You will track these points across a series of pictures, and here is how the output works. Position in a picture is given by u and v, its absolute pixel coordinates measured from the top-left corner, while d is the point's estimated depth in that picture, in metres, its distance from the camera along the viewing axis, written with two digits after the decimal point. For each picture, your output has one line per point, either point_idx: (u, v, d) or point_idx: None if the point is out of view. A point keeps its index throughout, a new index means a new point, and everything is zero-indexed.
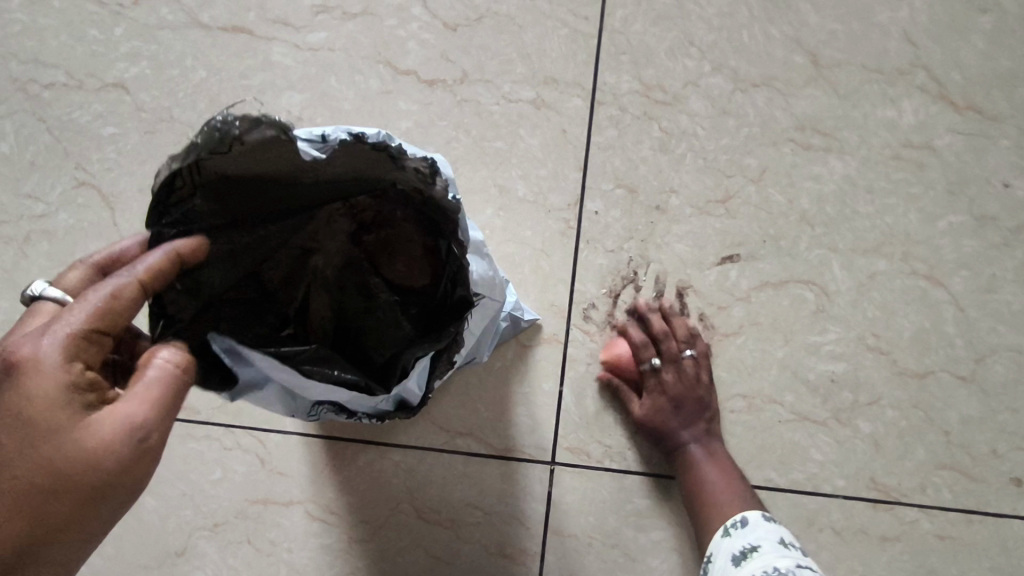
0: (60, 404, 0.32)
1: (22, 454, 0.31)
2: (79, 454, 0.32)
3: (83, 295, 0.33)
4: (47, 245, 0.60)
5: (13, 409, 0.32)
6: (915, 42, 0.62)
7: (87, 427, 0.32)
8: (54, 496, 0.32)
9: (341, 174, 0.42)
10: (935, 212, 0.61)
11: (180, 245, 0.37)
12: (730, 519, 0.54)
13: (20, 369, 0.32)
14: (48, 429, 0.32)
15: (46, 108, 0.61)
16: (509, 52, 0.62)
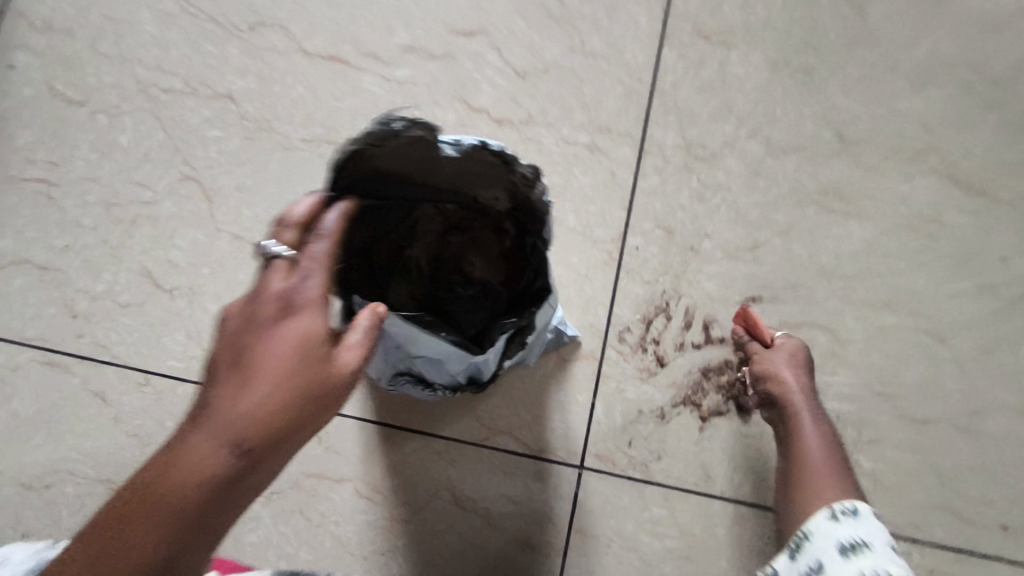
0: (323, 342, 0.37)
1: (291, 377, 0.36)
2: (330, 384, 0.37)
3: (313, 250, 0.38)
4: (148, 228, 0.67)
5: (284, 341, 0.36)
6: (929, 129, 0.70)
7: (339, 366, 0.38)
8: (312, 417, 0.36)
9: (445, 180, 0.49)
10: (940, 277, 0.69)
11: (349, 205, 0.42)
12: (838, 505, 0.55)
13: (295, 307, 0.37)
14: (316, 361, 0.36)
15: (162, 109, 0.69)
16: (571, 101, 0.70)
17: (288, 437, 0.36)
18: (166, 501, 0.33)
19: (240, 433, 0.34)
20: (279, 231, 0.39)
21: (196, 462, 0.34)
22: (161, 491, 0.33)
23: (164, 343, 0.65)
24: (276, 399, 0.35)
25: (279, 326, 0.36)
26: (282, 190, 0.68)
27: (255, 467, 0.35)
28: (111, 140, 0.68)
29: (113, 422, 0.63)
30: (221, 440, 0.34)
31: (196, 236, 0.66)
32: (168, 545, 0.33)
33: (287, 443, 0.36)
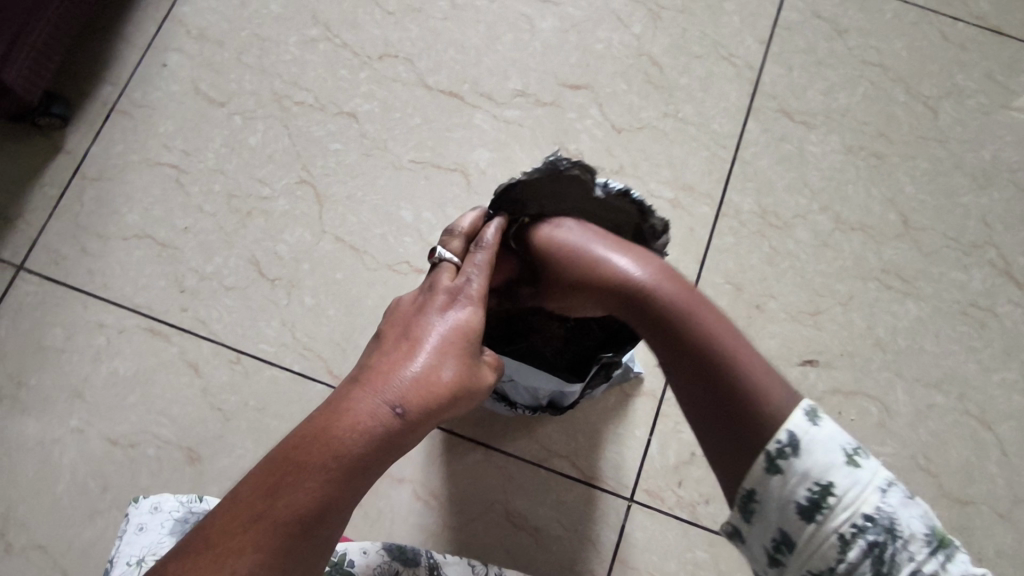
0: (479, 334, 0.45)
1: (452, 356, 0.43)
2: (476, 372, 0.43)
3: (481, 256, 0.47)
4: (261, 221, 0.73)
5: (449, 322, 0.44)
6: (990, 225, 0.75)
7: (485, 360, 0.45)
8: (461, 397, 0.43)
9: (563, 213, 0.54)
10: (991, 365, 0.72)
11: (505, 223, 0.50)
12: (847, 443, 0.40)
13: (461, 299, 0.45)
14: (471, 347, 0.44)
15: (291, 118, 0.76)
16: (659, 158, 0.76)
17: (440, 409, 0.42)
18: (342, 440, 0.39)
19: (408, 392, 0.41)
20: (449, 241, 0.50)
21: (370, 409, 0.40)
22: (339, 430, 0.39)
23: (260, 327, 0.70)
24: (439, 370, 0.42)
25: (448, 313, 0.44)
26: (386, 204, 0.74)
27: (412, 427, 0.41)
28: (242, 140, 0.75)
29: (202, 394, 0.68)
30: (390, 395, 0.41)
31: (303, 234, 0.72)
32: (336, 479, 0.39)
33: (437, 414, 0.42)
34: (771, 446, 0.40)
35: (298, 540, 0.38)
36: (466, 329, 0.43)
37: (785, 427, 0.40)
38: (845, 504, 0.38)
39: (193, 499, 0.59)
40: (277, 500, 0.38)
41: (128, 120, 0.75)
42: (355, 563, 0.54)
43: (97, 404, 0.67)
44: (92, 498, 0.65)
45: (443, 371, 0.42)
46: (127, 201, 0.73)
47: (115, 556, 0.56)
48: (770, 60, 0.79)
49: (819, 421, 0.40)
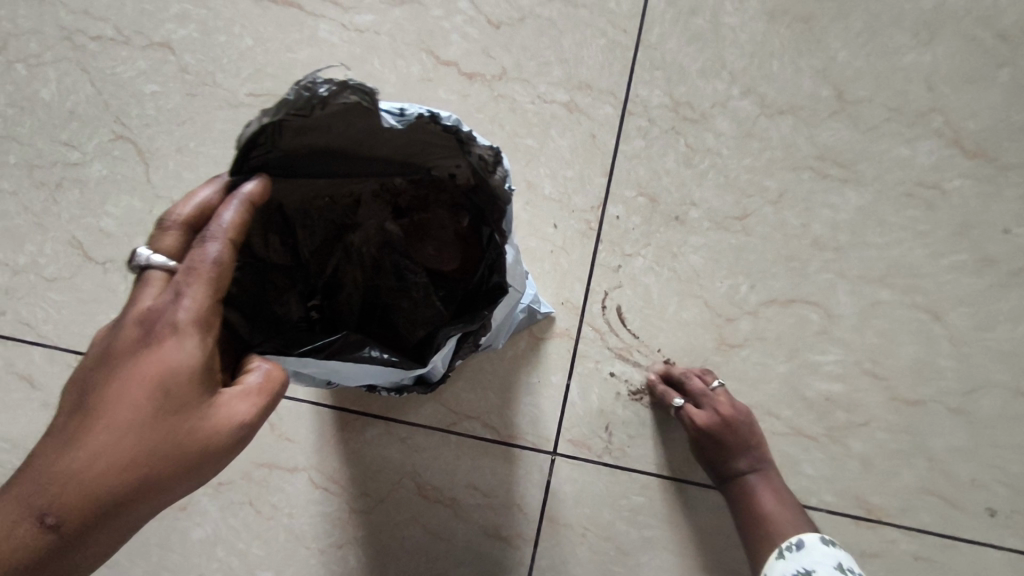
0: (188, 381, 0.33)
1: (138, 423, 0.32)
2: (189, 439, 0.32)
3: (198, 260, 0.33)
4: (77, 193, 0.60)
5: (140, 376, 0.32)
6: (934, 87, 0.65)
7: (213, 407, 0.33)
8: (159, 476, 0.32)
9: (394, 151, 0.43)
10: (939, 249, 0.64)
11: (249, 194, 0.36)
12: (786, 541, 0.55)
13: (159, 334, 0.32)
14: (178, 401, 0.32)
15: (91, 60, 0.62)
16: (548, 54, 0.64)
17: (121, 504, 0.31)
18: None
19: (60, 498, 0.30)
20: (158, 237, 0.35)
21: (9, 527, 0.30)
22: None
23: (97, 321, 0.59)
24: (114, 451, 0.31)
25: (137, 357, 0.32)
26: (227, 152, 0.61)
27: (81, 538, 0.31)
28: (34, 95, 0.61)
29: (44, 407, 0.58)
30: (40, 502, 0.30)
31: (132, 202, 0.60)
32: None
33: (114, 515, 0.31)
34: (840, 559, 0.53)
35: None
36: (159, 380, 0.32)
37: (795, 533, 0.55)
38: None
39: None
40: None
41: None
42: None
43: None
44: None
45: (122, 450, 0.31)
46: None
47: None
48: None
49: (787, 553, 0.54)
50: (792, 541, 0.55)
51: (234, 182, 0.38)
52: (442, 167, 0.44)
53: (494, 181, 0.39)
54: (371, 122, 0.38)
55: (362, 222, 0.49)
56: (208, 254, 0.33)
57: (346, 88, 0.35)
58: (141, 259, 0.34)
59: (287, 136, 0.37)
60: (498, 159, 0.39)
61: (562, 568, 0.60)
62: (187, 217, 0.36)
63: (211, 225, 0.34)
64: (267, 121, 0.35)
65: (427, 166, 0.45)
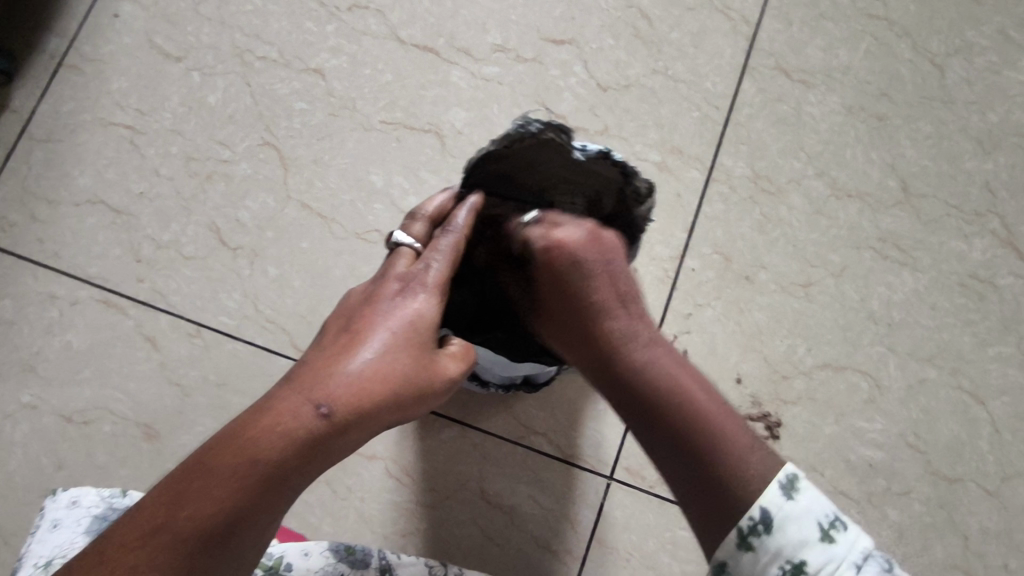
0: (433, 326, 0.43)
1: (392, 348, 0.41)
2: (432, 368, 0.42)
3: (444, 243, 0.46)
4: (222, 186, 0.69)
5: (406, 313, 0.43)
6: (993, 192, 0.71)
7: (445, 353, 0.44)
8: (409, 393, 0.41)
9: (540, 182, 0.53)
10: (988, 339, 0.69)
11: (477, 204, 0.49)
12: (781, 474, 0.42)
13: (413, 287, 0.44)
14: (419, 338, 0.42)
15: (254, 75, 0.71)
16: (647, 119, 0.72)
17: (382, 407, 0.40)
18: (262, 442, 0.37)
19: (334, 390, 0.39)
20: (409, 226, 0.50)
21: (298, 410, 0.38)
22: (258, 432, 0.38)
23: (221, 298, 0.66)
24: (374, 365, 0.40)
25: (396, 301, 0.43)
26: (356, 167, 0.69)
27: (343, 428, 0.39)
28: (201, 98, 0.71)
29: (162, 368, 0.65)
30: (320, 393, 0.39)
31: (267, 199, 0.68)
32: (250, 484, 0.37)
33: (373, 414, 0.40)
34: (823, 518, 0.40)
35: (205, 556, 0.36)
36: (418, 318, 0.42)
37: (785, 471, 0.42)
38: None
39: (115, 494, 0.59)
40: (183, 509, 0.36)
41: (75, 76, 0.71)
42: (294, 565, 0.55)
43: (52, 378, 0.65)
44: (46, 477, 0.63)
45: (388, 366, 0.40)
46: (77, 163, 0.69)
47: (25, 555, 0.55)
48: (769, 14, 0.74)
49: (796, 495, 0.41)
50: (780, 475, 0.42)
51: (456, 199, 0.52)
52: (562, 202, 0.55)
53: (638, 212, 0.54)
54: (548, 160, 0.50)
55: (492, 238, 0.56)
56: (451, 237, 0.46)
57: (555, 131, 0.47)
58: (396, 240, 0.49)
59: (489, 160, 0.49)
60: (652, 189, 0.50)
61: None
62: (431, 215, 0.50)
63: (451, 221, 0.47)
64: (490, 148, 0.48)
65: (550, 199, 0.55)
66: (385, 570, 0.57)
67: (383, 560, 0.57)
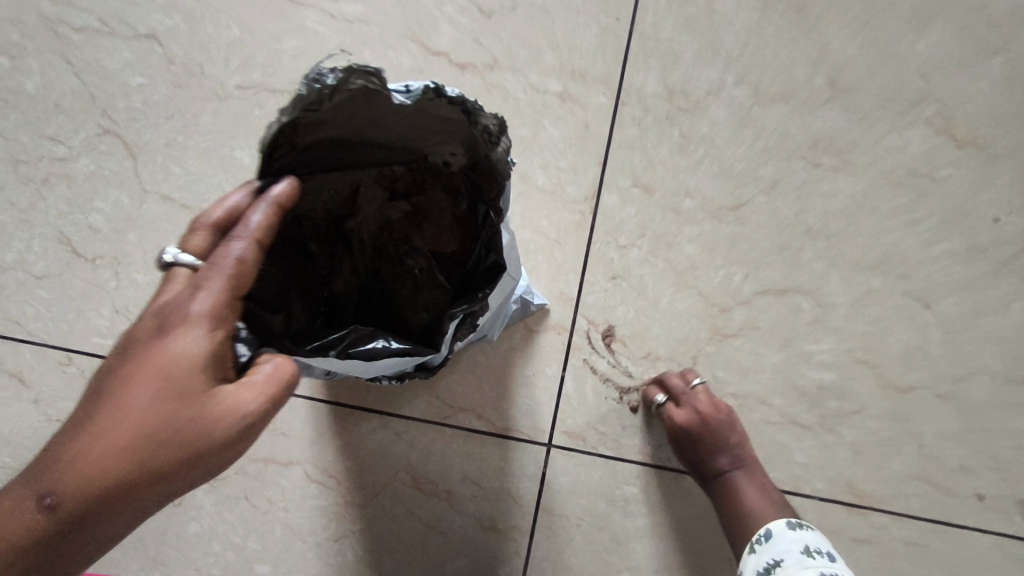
0: (198, 374, 0.34)
1: (140, 409, 0.33)
2: (197, 426, 0.33)
3: (221, 257, 0.35)
4: (65, 188, 0.60)
5: (156, 363, 0.33)
6: (929, 75, 0.64)
7: (219, 399, 0.34)
8: (164, 466, 0.33)
9: (398, 133, 0.42)
10: (932, 237, 0.64)
11: (278, 196, 0.38)
12: (756, 534, 0.55)
13: (170, 326, 0.34)
14: (178, 388, 0.33)
15: (75, 51, 0.60)
16: (541, 43, 0.63)
17: (126, 488, 0.32)
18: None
19: (69, 475, 0.32)
20: (190, 238, 0.38)
21: (21, 505, 0.32)
22: None
23: (88, 317, 0.59)
24: (116, 434, 0.33)
25: (147, 351, 0.34)
26: (218, 145, 0.60)
27: (86, 516, 0.32)
28: (17, 88, 0.60)
29: (35, 405, 0.58)
30: (44, 481, 0.32)
31: (120, 196, 0.59)
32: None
33: (115, 501, 0.32)
34: (754, 536, 0.55)
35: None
36: (168, 369, 0.33)
37: (764, 525, 0.55)
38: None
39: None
40: None
41: None
42: None
43: None
44: None
45: (124, 437, 0.33)
46: None
47: None
48: None
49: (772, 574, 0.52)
50: (761, 532, 0.55)
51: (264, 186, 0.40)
52: (438, 152, 0.44)
53: (495, 156, 0.39)
54: (379, 108, 0.39)
55: (364, 206, 0.48)
56: (225, 251, 0.35)
57: (352, 74, 0.36)
58: (168, 256, 0.37)
59: (299, 133, 0.39)
60: (502, 128, 0.38)
61: (559, 557, 0.61)
62: (218, 221, 0.38)
63: (238, 227, 0.36)
64: (285, 120, 0.36)
65: (426, 150, 0.44)
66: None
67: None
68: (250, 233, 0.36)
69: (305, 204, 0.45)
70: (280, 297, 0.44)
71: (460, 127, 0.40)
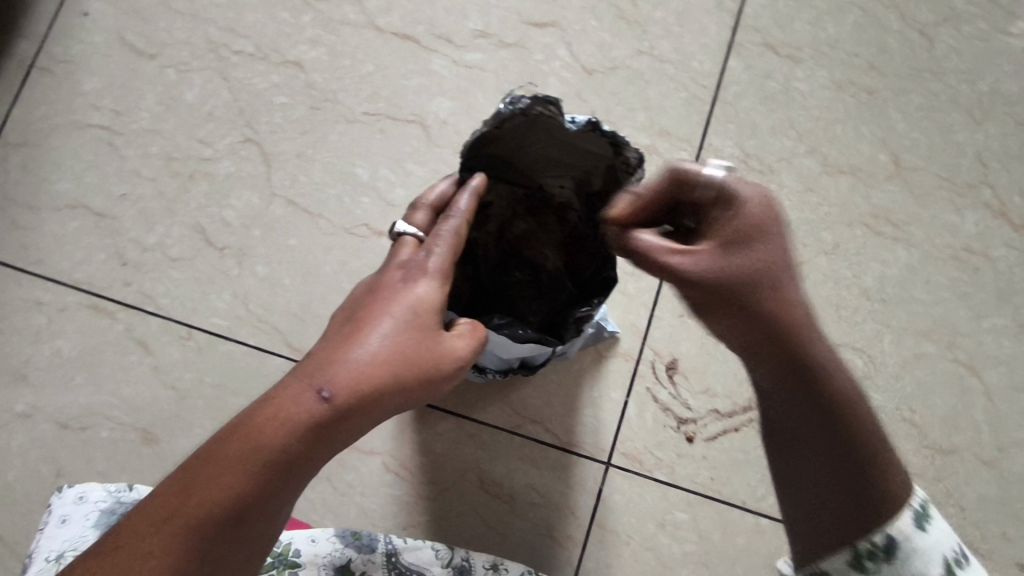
0: (435, 314, 0.42)
1: (396, 332, 0.40)
2: (436, 353, 0.41)
3: (446, 228, 0.44)
4: (206, 185, 0.68)
5: (406, 300, 0.41)
6: (985, 163, 0.70)
7: (448, 337, 0.42)
8: (410, 381, 0.40)
9: (540, 159, 0.50)
10: (982, 311, 0.69)
11: (476, 186, 0.46)
12: (916, 502, 0.40)
13: (414, 274, 0.42)
14: (423, 322, 0.41)
15: (232, 70, 0.70)
16: (634, 102, 0.71)
17: (383, 393, 0.39)
18: (268, 430, 0.37)
19: (345, 374, 0.38)
20: (411, 214, 0.47)
21: (297, 398, 0.38)
22: (261, 420, 0.38)
23: (210, 298, 0.66)
24: (379, 349, 0.39)
25: (396, 290, 0.42)
26: (341, 161, 0.68)
27: (347, 414, 0.38)
28: (178, 96, 0.69)
29: (152, 371, 0.64)
30: (319, 379, 0.38)
31: (252, 197, 0.68)
32: (258, 474, 0.37)
33: (372, 403, 0.39)
34: (914, 503, 0.40)
35: (216, 541, 0.36)
36: (418, 305, 0.41)
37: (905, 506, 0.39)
38: (907, 565, 0.38)
39: (121, 488, 0.59)
40: (190, 496, 0.36)
41: (50, 78, 0.70)
42: (303, 551, 0.56)
43: (42, 385, 0.64)
44: (42, 483, 0.63)
45: (385, 352, 0.39)
46: (57, 168, 0.68)
47: (34, 551, 0.55)
48: None
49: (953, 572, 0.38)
50: (918, 503, 0.40)
51: (461, 180, 0.49)
52: (559, 181, 0.52)
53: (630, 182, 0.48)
54: (544, 135, 0.48)
55: (488, 221, 0.54)
56: (450, 223, 0.44)
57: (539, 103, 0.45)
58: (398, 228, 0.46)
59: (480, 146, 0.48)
60: (642, 160, 0.47)
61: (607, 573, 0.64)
62: (433, 202, 0.48)
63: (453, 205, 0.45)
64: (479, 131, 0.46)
65: (551, 177, 0.52)
66: (391, 555, 0.56)
67: (389, 545, 0.57)
68: (467, 211, 0.44)
69: None
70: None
71: (598, 158, 0.49)
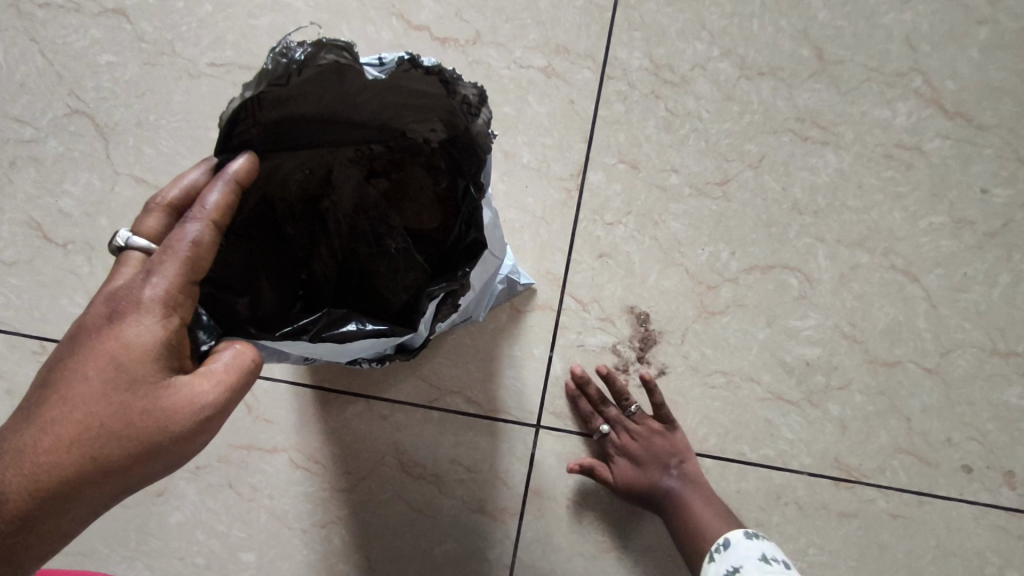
0: (154, 362, 0.35)
1: (99, 395, 0.34)
2: (156, 413, 0.35)
3: (176, 241, 0.35)
4: (33, 171, 0.58)
5: (112, 353, 0.34)
6: (915, 46, 0.64)
7: (177, 387, 0.35)
8: (123, 453, 0.35)
9: (371, 111, 0.41)
10: (918, 211, 0.64)
11: (235, 172, 0.37)
12: (714, 544, 0.55)
13: (123, 312, 0.35)
14: (134, 377, 0.34)
15: (40, 29, 0.58)
16: (524, 17, 0.61)
17: (86, 473, 0.34)
18: None
19: (34, 460, 0.34)
20: (148, 222, 0.38)
21: None
22: None
23: (61, 303, 0.57)
24: (77, 419, 0.34)
25: (100, 338, 0.35)
26: (190, 124, 0.58)
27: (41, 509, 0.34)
28: None
29: (12, 394, 0.57)
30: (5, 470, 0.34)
31: (90, 180, 0.58)
32: None
33: (74, 486, 0.34)
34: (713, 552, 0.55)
35: None
36: (122, 358, 0.34)
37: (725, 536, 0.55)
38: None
39: None
40: None
41: None
42: None
43: None
44: None
45: (83, 425, 0.34)
46: None
47: None
48: None
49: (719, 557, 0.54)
50: (721, 540, 0.55)
51: (221, 161, 0.39)
52: (419, 130, 0.43)
53: (474, 129, 0.39)
54: (353, 82, 0.38)
55: (337, 186, 0.47)
56: (178, 237, 0.35)
57: (326, 48, 0.35)
58: (121, 240, 0.37)
59: (267, 110, 0.37)
60: (483, 98, 0.38)
61: (547, 540, 0.60)
62: (173, 200, 0.38)
63: (194, 206, 0.35)
64: (249, 94, 0.35)
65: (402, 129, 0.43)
66: None
67: None
68: (205, 214, 0.35)
69: (275, 184, 0.44)
70: (253, 277, 0.44)
71: (437, 100, 0.39)
